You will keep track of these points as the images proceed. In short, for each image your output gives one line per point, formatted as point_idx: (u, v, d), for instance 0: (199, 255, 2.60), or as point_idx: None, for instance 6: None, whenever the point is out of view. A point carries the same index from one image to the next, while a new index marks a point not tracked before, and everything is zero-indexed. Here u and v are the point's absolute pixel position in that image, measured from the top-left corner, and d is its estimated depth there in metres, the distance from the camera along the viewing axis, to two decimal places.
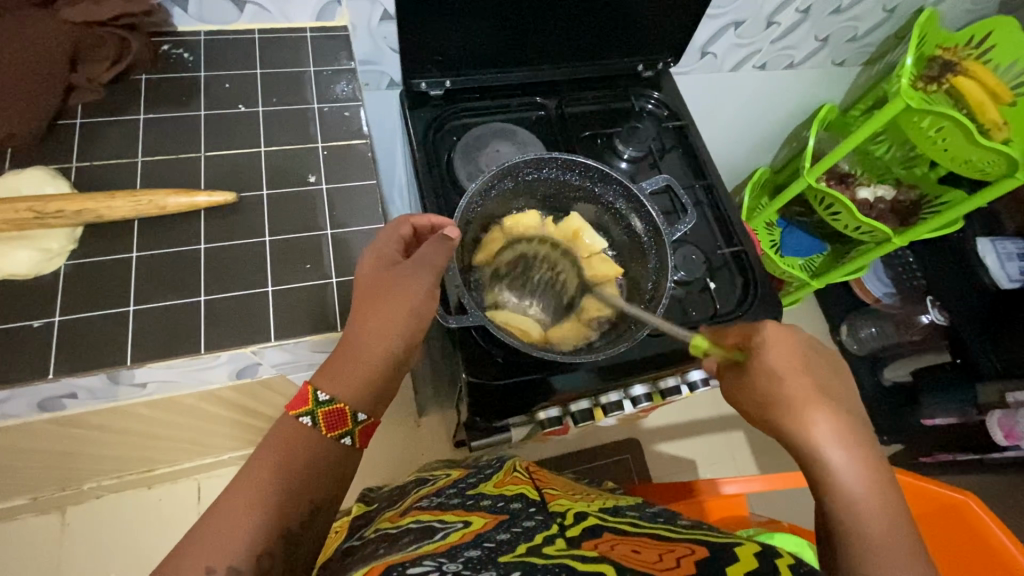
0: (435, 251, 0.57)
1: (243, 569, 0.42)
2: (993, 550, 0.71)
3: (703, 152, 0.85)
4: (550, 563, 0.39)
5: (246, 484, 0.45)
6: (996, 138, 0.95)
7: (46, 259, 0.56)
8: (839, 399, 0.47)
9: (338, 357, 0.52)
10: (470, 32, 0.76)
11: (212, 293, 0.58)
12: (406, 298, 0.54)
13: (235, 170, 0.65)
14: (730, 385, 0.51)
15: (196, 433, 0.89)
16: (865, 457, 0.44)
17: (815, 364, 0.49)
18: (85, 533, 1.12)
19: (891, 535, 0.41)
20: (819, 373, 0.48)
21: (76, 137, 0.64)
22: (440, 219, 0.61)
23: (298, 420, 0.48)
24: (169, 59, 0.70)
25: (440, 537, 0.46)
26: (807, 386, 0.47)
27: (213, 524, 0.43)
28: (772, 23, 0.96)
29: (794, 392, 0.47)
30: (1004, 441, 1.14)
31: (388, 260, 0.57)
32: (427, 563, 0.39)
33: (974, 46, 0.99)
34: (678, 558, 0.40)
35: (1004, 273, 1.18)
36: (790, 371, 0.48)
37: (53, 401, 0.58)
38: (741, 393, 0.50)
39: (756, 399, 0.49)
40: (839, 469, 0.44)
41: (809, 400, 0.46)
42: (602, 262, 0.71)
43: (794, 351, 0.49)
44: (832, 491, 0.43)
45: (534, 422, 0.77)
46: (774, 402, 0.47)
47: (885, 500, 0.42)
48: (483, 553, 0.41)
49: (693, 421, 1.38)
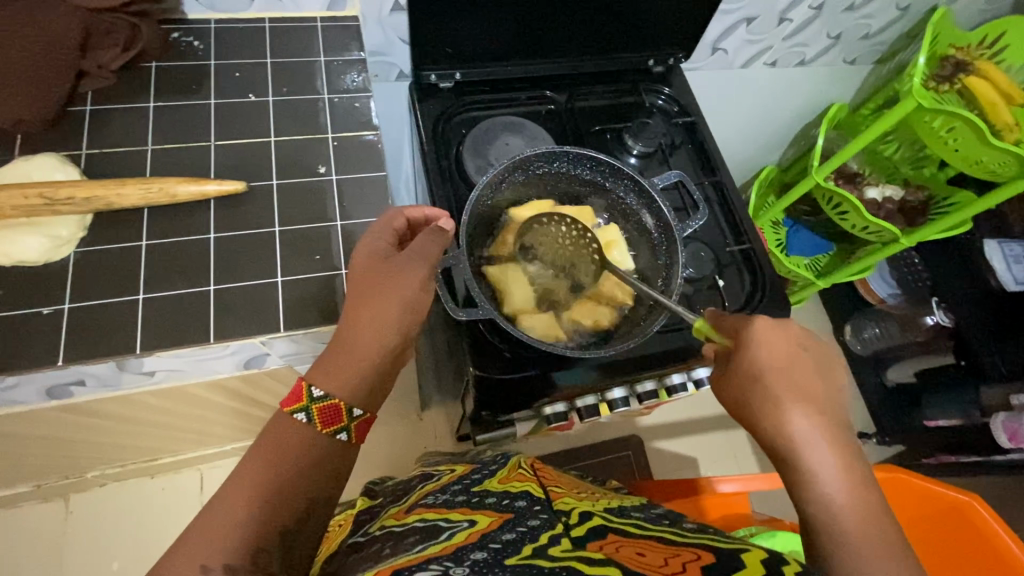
0: (430, 243, 0.56)
1: (241, 566, 0.42)
2: (995, 548, 0.71)
3: (714, 149, 0.85)
4: (556, 566, 0.38)
5: (249, 481, 0.45)
6: (1007, 138, 0.93)
7: (56, 246, 0.56)
8: (819, 393, 0.46)
9: (336, 354, 0.52)
10: (481, 25, 0.76)
11: (221, 282, 0.58)
12: (402, 290, 0.54)
13: (244, 159, 0.65)
14: (717, 379, 0.50)
15: (200, 422, 0.89)
16: (844, 452, 0.44)
17: (798, 363, 0.47)
18: (89, 521, 1.12)
19: (869, 531, 0.40)
20: (804, 370, 0.47)
21: (85, 124, 0.63)
22: (433, 212, 0.60)
23: (293, 416, 0.48)
24: (180, 47, 0.69)
25: (446, 537, 0.46)
26: (788, 383, 0.46)
27: (213, 521, 0.43)
28: (784, 20, 0.96)
29: (773, 388, 0.46)
30: (1008, 444, 1.12)
31: (379, 255, 0.55)
32: (433, 567, 0.38)
33: (987, 46, 0.99)
34: (683, 564, 0.39)
35: (1009, 274, 1.19)
36: (771, 369, 0.46)
37: (61, 388, 0.58)
38: (722, 390, 0.49)
39: (732, 395, 0.48)
40: (816, 466, 0.43)
41: (786, 398, 0.45)
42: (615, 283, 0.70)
43: (781, 347, 0.47)
44: (808, 488, 0.43)
45: (539, 417, 0.78)
46: (753, 399, 0.47)
47: (865, 496, 0.42)
48: (489, 555, 0.41)
49: (696, 418, 1.38)
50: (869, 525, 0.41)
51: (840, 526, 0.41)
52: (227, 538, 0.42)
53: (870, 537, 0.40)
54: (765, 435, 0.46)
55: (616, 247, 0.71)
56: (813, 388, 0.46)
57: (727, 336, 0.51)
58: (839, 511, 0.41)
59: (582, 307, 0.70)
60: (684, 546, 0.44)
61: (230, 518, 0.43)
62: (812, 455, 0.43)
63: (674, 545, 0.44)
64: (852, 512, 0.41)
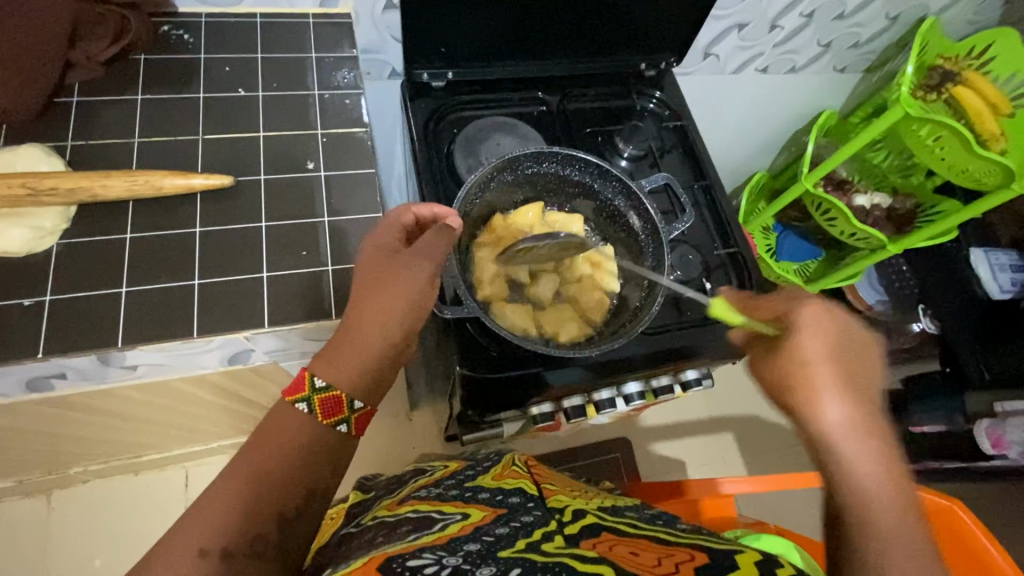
0: (436, 238, 0.57)
1: (233, 554, 0.42)
2: (978, 554, 0.73)
3: (703, 152, 0.85)
4: (549, 560, 0.39)
5: (248, 472, 0.45)
6: (993, 148, 0.95)
7: (38, 237, 0.55)
8: (861, 386, 0.46)
9: (339, 345, 0.52)
10: (473, 24, 0.76)
11: (206, 277, 0.58)
12: (404, 283, 0.53)
13: (234, 153, 0.64)
14: (759, 356, 0.51)
15: (185, 419, 0.89)
16: (884, 449, 0.44)
17: (847, 354, 0.47)
18: (71, 518, 1.11)
19: (898, 527, 0.40)
20: (851, 361, 0.47)
21: (72, 116, 0.63)
22: (440, 210, 0.61)
23: (295, 407, 0.48)
24: (169, 40, 0.69)
25: (439, 528, 0.46)
26: (833, 373, 0.46)
27: (208, 510, 0.43)
28: (776, 27, 0.97)
29: (816, 378, 0.46)
30: (992, 449, 1.19)
31: (386, 248, 0.56)
32: (426, 555, 0.39)
33: (974, 57, 1.00)
34: (676, 564, 0.39)
35: (994, 282, 1.22)
36: (817, 360, 0.46)
37: (41, 381, 0.57)
38: (765, 368, 0.50)
39: (775, 378, 0.49)
40: (851, 458, 0.43)
41: (828, 388, 0.45)
42: (592, 301, 0.71)
43: (831, 335, 0.47)
44: (845, 480, 0.43)
45: (526, 417, 0.77)
46: (794, 386, 0.47)
47: (898, 492, 0.42)
48: (482, 547, 0.41)
49: (684, 421, 1.38)
50: (900, 520, 0.41)
51: (869, 513, 0.41)
52: (220, 527, 0.42)
53: (901, 526, 0.41)
54: (803, 423, 0.46)
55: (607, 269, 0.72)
56: (857, 381, 0.46)
57: (772, 319, 0.52)
58: (871, 500, 0.42)
59: (555, 313, 0.70)
60: (678, 546, 0.44)
61: (223, 511, 0.43)
62: (849, 446, 0.44)
63: (667, 545, 0.44)
64: (882, 509, 0.41)
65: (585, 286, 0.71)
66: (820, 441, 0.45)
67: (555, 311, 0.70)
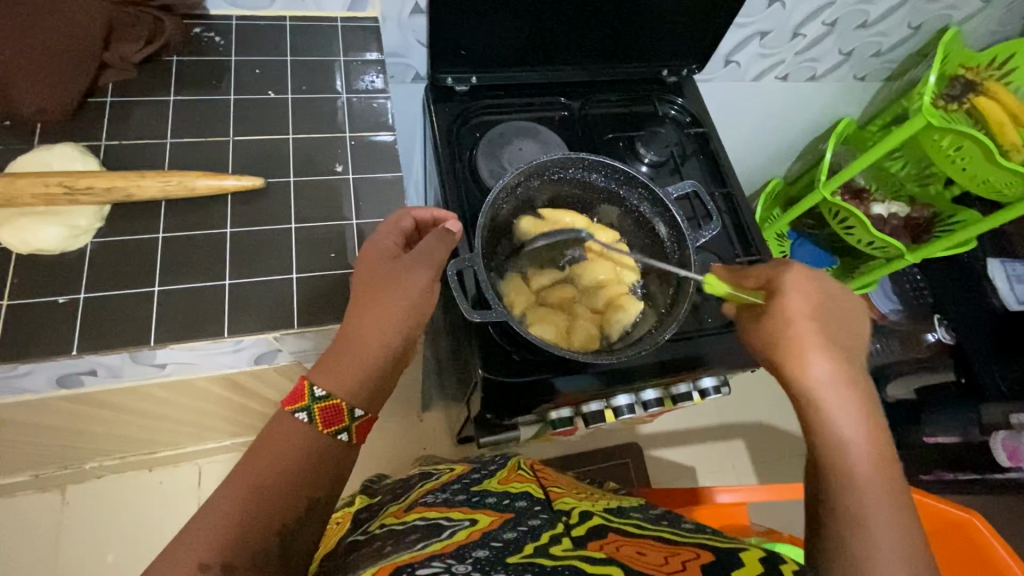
0: (434, 243, 0.55)
1: (241, 562, 0.42)
2: (991, 561, 0.72)
3: (725, 159, 0.85)
4: (558, 564, 0.39)
5: (249, 480, 0.46)
6: (1015, 159, 0.95)
7: (73, 236, 0.56)
8: (841, 342, 0.50)
9: (337, 352, 0.51)
10: (500, 31, 0.77)
11: (237, 277, 0.58)
12: (409, 290, 0.53)
13: (263, 156, 0.65)
14: (744, 322, 0.54)
15: (203, 417, 0.89)
16: (862, 399, 0.48)
17: (827, 310, 0.50)
18: (85, 514, 1.12)
19: (877, 477, 0.44)
20: (833, 319, 0.50)
21: (105, 116, 0.64)
22: (441, 214, 0.59)
23: (294, 416, 0.48)
24: (200, 42, 0.70)
25: (446, 535, 0.46)
26: (816, 329, 0.49)
27: (207, 521, 0.43)
28: (798, 35, 0.97)
29: (802, 333, 0.49)
30: (1006, 461, 1.18)
31: (385, 255, 0.55)
32: (436, 564, 0.39)
33: (996, 67, 0.99)
34: (684, 562, 0.40)
35: (1011, 293, 1.24)
36: (801, 317, 0.50)
37: (71, 377, 0.58)
38: (751, 329, 0.53)
39: (763, 336, 0.51)
40: (835, 412, 0.47)
41: (813, 344, 0.49)
42: (578, 333, 0.68)
43: (810, 295, 0.50)
44: (826, 433, 0.47)
45: (544, 421, 0.77)
46: (782, 345, 0.50)
47: (877, 441, 0.46)
48: (491, 553, 0.41)
49: (695, 428, 1.38)
50: (877, 469, 0.45)
51: (849, 465, 0.45)
52: (225, 534, 0.43)
53: (880, 476, 0.44)
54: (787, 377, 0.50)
55: (624, 313, 0.69)
56: (839, 337, 0.50)
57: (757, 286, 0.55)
58: (852, 452, 0.45)
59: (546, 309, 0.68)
60: (682, 545, 0.44)
61: (224, 522, 0.43)
62: (831, 399, 0.47)
63: (673, 545, 0.44)
64: (864, 459, 0.45)
65: (588, 322, 0.69)
66: (807, 397, 0.48)
67: (546, 312, 0.68)
